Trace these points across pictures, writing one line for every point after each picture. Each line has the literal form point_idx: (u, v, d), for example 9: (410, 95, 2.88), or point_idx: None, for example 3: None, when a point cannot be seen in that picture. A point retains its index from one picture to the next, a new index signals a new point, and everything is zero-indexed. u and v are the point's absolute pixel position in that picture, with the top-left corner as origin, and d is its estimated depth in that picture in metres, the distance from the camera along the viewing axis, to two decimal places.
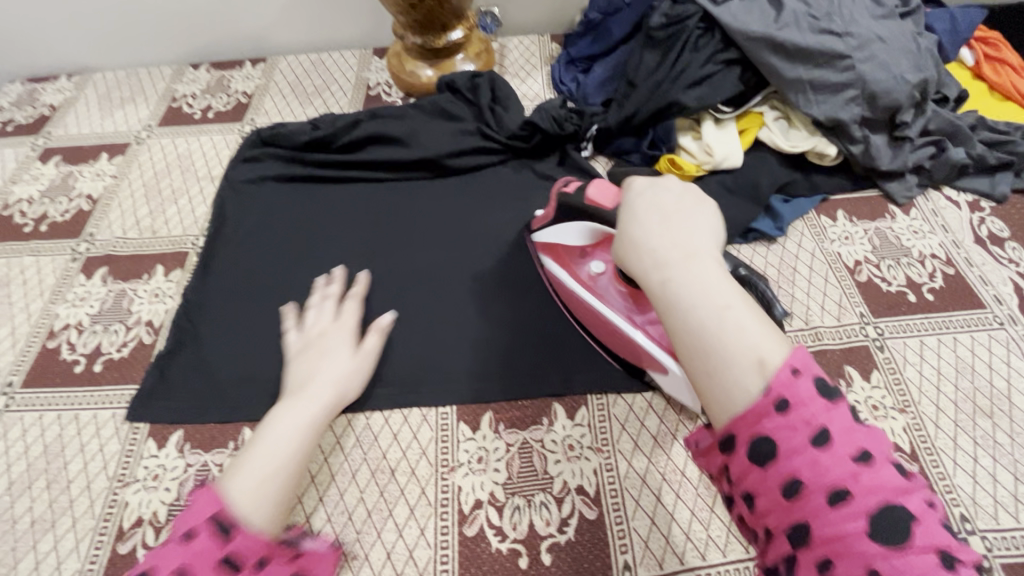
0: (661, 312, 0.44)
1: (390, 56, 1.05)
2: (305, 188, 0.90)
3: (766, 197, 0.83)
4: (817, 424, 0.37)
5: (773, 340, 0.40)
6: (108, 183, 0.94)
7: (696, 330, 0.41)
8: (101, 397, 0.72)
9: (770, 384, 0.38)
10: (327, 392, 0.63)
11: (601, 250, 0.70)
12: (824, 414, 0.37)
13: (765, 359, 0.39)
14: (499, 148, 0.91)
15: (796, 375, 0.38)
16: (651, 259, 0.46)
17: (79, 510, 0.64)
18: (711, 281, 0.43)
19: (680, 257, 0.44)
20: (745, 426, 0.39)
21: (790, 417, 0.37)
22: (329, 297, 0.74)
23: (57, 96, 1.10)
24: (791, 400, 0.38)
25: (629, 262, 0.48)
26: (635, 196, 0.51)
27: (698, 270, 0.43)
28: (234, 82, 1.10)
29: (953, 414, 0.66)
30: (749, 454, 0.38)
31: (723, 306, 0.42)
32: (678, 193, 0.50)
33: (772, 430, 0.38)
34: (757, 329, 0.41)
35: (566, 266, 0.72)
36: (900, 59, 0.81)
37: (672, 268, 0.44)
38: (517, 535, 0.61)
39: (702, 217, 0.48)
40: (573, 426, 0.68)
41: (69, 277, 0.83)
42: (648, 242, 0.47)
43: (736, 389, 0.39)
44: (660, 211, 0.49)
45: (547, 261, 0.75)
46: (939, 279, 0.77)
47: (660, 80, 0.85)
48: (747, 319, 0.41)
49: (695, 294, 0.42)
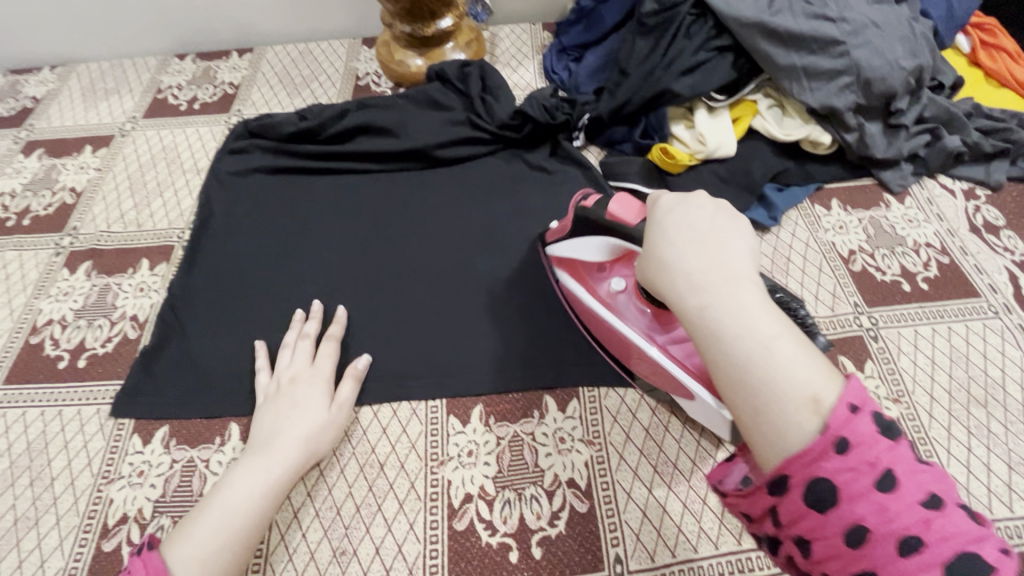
0: (700, 341, 0.40)
1: (379, 46, 1.03)
2: (293, 180, 0.89)
3: (759, 186, 0.82)
4: (881, 466, 0.35)
5: (824, 374, 0.38)
6: (92, 176, 0.93)
7: (742, 364, 0.38)
8: (86, 393, 0.71)
9: (827, 423, 0.36)
10: (293, 451, 0.60)
11: (621, 267, 0.66)
12: (888, 454, 0.35)
13: (819, 396, 0.37)
14: (490, 138, 0.90)
15: (855, 413, 0.36)
16: (686, 282, 0.41)
17: (62, 508, 0.63)
18: (756, 309, 0.39)
19: (720, 280, 0.40)
20: (800, 466, 0.36)
21: (851, 458, 0.35)
22: (306, 337, 0.70)
23: (40, 88, 1.08)
24: (852, 439, 0.35)
25: (660, 285, 0.43)
26: (662, 214, 0.46)
27: (740, 298, 0.40)
28: (220, 73, 1.08)
29: (947, 404, 0.66)
30: (804, 497, 0.36)
31: (770, 337, 0.38)
32: (708, 207, 0.45)
33: (831, 472, 0.35)
34: (806, 362, 0.38)
35: (584, 283, 0.68)
36: (896, 45, 0.80)
37: (712, 293, 0.40)
38: (507, 529, 0.60)
39: (737, 233, 0.43)
40: (565, 419, 0.67)
41: (52, 272, 0.82)
42: (682, 264, 0.42)
43: (787, 427, 0.37)
44: (692, 228, 0.44)
45: (563, 278, 0.72)
46: (933, 268, 0.77)
47: (652, 67, 0.84)
48: (796, 352, 0.38)
49: (739, 325, 0.39)
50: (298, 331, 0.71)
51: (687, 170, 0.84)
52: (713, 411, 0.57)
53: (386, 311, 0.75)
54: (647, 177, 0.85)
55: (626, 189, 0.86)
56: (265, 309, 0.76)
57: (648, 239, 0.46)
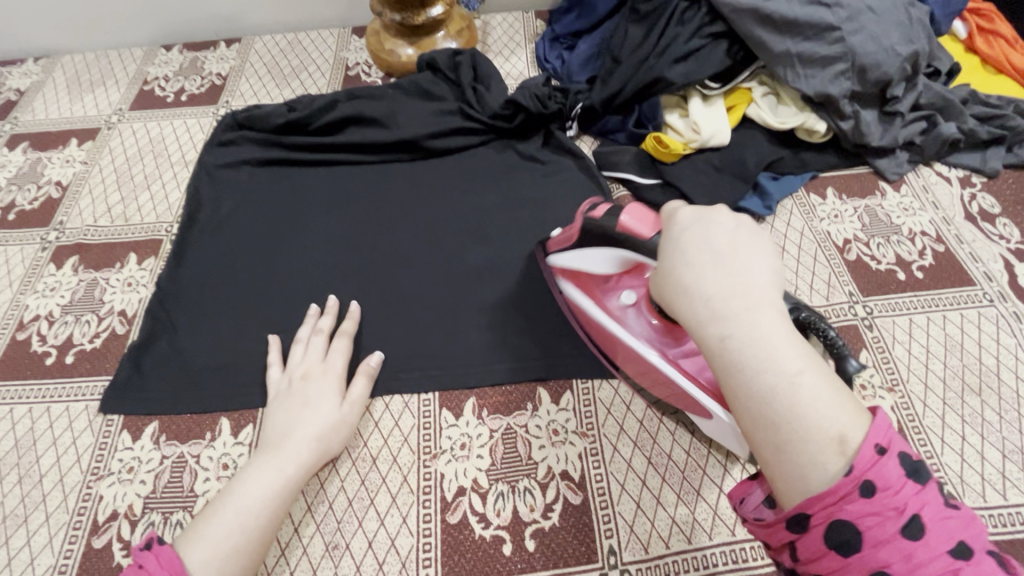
0: (720, 370, 0.39)
1: (369, 35, 1.02)
2: (281, 171, 0.87)
3: (754, 175, 0.81)
4: (907, 512, 0.34)
5: (849, 411, 0.37)
6: (78, 170, 0.91)
7: (765, 399, 0.37)
8: (74, 389, 0.70)
9: (852, 465, 0.35)
10: (305, 450, 0.60)
11: (629, 278, 0.61)
12: (915, 499, 0.35)
13: (845, 435, 0.36)
14: (481, 128, 0.89)
15: (882, 455, 0.36)
16: (705, 309, 0.40)
17: (51, 505, 0.62)
18: (780, 341, 0.38)
19: (743, 308, 0.39)
20: (821, 508, 0.36)
21: (876, 502, 0.35)
22: (319, 332, 0.69)
23: (24, 80, 1.06)
24: (879, 483, 0.35)
25: (678, 308, 0.42)
26: (680, 233, 0.44)
27: (765, 329, 0.38)
28: (207, 63, 1.06)
29: (942, 393, 0.66)
30: (826, 538, 0.36)
31: (795, 372, 0.37)
32: (728, 223, 0.43)
33: (855, 516, 0.35)
34: (832, 398, 0.37)
35: (590, 296, 0.64)
36: (892, 30, 0.78)
37: (734, 322, 0.39)
38: (500, 521, 0.60)
39: (760, 254, 0.41)
40: (558, 411, 0.67)
41: (38, 267, 0.81)
42: (701, 289, 0.40)
43: (810, 465, 0.36)
44: (714, 249, 0.42)
45: (568, 288, 0.68)
46: (928, 257, 0.76)
47: (645, 55, 0.83)
48: (822, 387, 0.37)
49: (764, 360, 0.37)
50: (312, 327, 0.71)
51: (681, 159, 0.83)
52: (732, 433, 0.53)
53: (378, 305, 0.74)
54: (641, 166, 0.84)
55: (620, 179, 0.85)
56: (256, 303, 0.75)
57: (664, 258, 0.44)
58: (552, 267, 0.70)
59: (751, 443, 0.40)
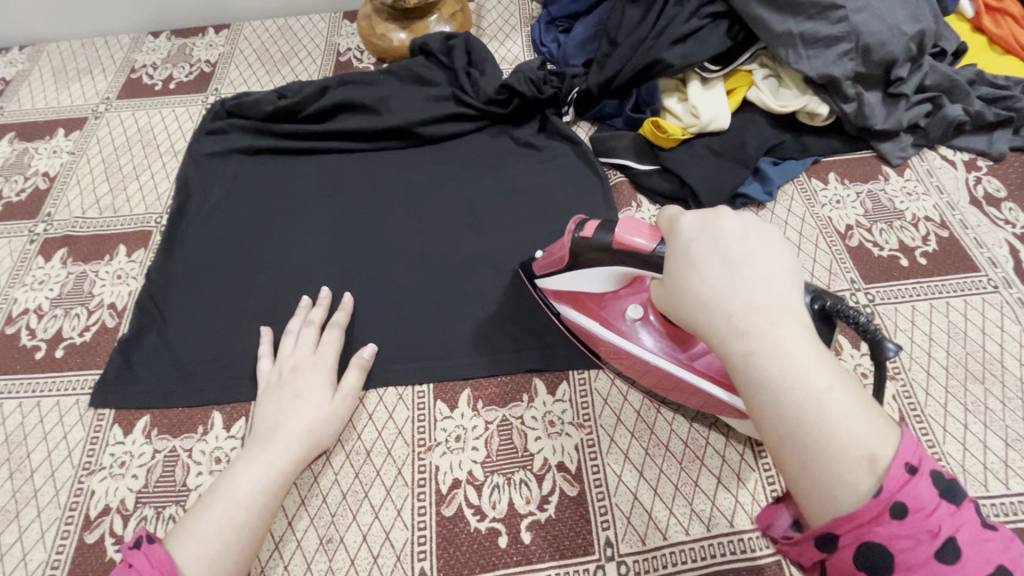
0: (746, 387, 0.39)
1: (361, 19, 0.99)
2: (272, 160, 0.86)
3: (754, 160, 0.79)
4: (942, 535, 0.35)
5: (878, 432, 0.37)
6: (66, 161, 0.90)
7: (791, 417, 0.37)
8: (64, 383, 0.69)
9: (883, 485, 0.36)
10: (295, 444, 0.59)
11: (625, 293, 0.60)
12: (949, 521, 0.35)
13: (874, 454, 0.36)
14: (475, 113, 0.87)
15: (912, 475, 0.36)
16: (727, 323, 0.39)
17: (43, 501, 0.62)
18: (808, 357, 0.37)
19: (766, 323, 0.38)
20: (850, 529, 0.36)
21: (910, 525, 0.35)
22: (310, 324, 0.68)
23: (9, 69, 1.04)
24: (912, 505, 0.35)
25: (696, 322, 0.42)
26: (687, 245, 0.44)
27: (792, 345, 0.38)
28: (196, 50, 1.04)
29: (945, 381, 0.64)
30: (857, 560, 0.36)
31: (824, 390, 0.37)
32: (737, 229, 0.42)
33: (888, 538, 0.35)
34: (860, 414, 0.37)
35: (594, 315, 0.62)
36: (897, 9, 0.76)
37: (758, 337, 0.38)
38: (496, 514, 0.59)
39: (775, 261, 0.41)
40: (554, 402, 0.66)
41: (27, 260, 0.79)
42: (721, 303, 0.40)
43: (840, 485, 0.36)
44: (727, 258, 0.41)
45: (568, 311, 0.65)
46: (932, 243, 0.75)
47: (643, 37, 0.81)
48: (850, 402, 0.37)
49: (790, 377, 0.37)
50: (303, 318, 0.69)
51: (680, 145, 0.81)
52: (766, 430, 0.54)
53: (371, 296, 0.73)
54: (639, 151, 0.82)
55: (617, 166, 0.83)
56: (248, 295, 0.73)
57: (676, 270, 0.44)
58: (545, 289, 0.67)
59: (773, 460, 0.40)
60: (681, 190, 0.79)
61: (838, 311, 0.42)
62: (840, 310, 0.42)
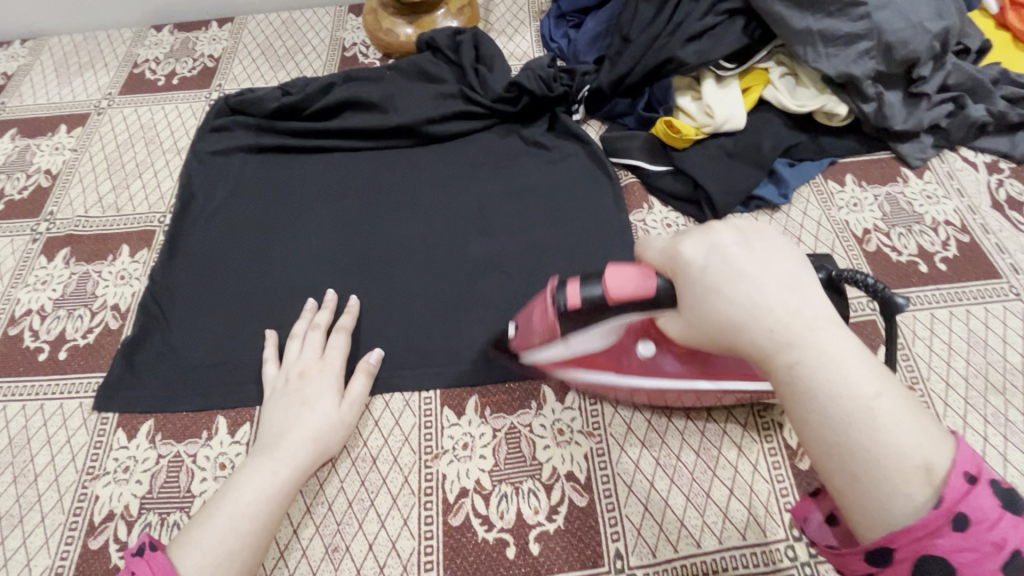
0: (793, 402, 0.39)
1: (367, 13, 0.97)
2: (276, 159, 0.84)
3: (770, 161, 0.77)
4: (1005, 547, 0.34)
5: (928, 434, 0.36)
6: (68, 158, 0.88)
7: (842, 428, 0.37)
8: (67, 385, 0.68)
9: (941, 495, 0.35)
10: (301, 451, 0.58)
11: (625, 337, 0.56)
12: (1013, 533, 0.35)
13: (931, 462, 0.36)
14: (484, 112, 0.85)
15: (973, 484, 0.35)
16: (767, 339, 0.39)
17: (47, 506, 0.61)
18: (851, 362, 0.37)
19: (804, 333, 0.38)
20: (909, 542, 0.36)
21: (972, 538, 0.35)
22: (316, 328, 0.67)
23: (11, 64, 1.03)
24: (974, 517, 0.35)
25: (730, 341, 0.41)
26: (699, 270, 0.42)
27: (835, 354, 0.38)
28: (199, 45, 1.02)
29: (964, 392, 0.63)
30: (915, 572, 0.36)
31: (872, 396, 0.37)
32: (746, 240, 0.42)
33: (949, 551, 0.35)
34: (910, 416, 0.37)
35: (607, 368, 0.58)
36: (921, 6, 0.74)
37: (800, 348, 0.38)
38: (504, 524, 0.58)
39: (793, 270, 0.41)
40: (563, 410, 0.64)
41: (29, 260, 0.78)
42: (757, 320, 0.39)
43: (897, 496, 0.36)
44: (747, 274, 0.40)
45: (575, 372, 0.60)
46: (953, 248, 0.73)
47: (657, 34, 0.79)
48: (898, 406, 0.37)
49: (836, 388, 0.37)
50: (308, 322, 0.68)
51: (693, 145, 0.79)
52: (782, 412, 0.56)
53: (377, 300, 0.72)
54: (651, 152, 0.80)
55: (629, 166, 0.82)
56: (252, 298, 0.72)
57: (695, 292, 0.42)
58: (537, 363, 0.61)
59: (822, 474, 0.39)
60: (694, 192, 0.77)
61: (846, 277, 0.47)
62: (848, 276, 0.47)
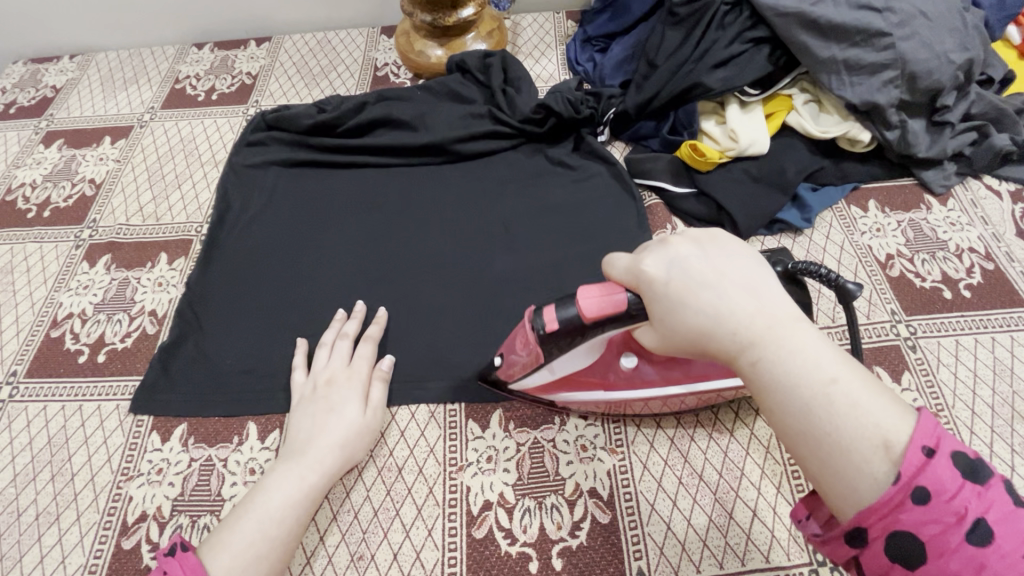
0: (759, 395, 0.41)
1: (399, 35, 1.01)
2: (311, 173, 0.87)
3: (794, 186, 0.78)
4: (969, 517, 0.35)
5: (889, 413, 0.38)
6: (111, 168, 0.92)
7: (803, 415, 0.39)
8: (105, 388, 0.71)
9: (900, 470, 0.36)
10: (328, 457, 0.59)
11: (607, 353, 0.58)
12: (976, 503, 0.35)
13: (889, 439, 0.37)
14: (511, 132, 0.87)
15: (930, 457, 0.36)
16: (730, 340, 0.42)
17: (82, 505, 0.63)
18: (806, 352, 0.40)
19: (765, 327, 0.41)
20: (878, 520, 0.36)
21: (934, 509, 0.35)
22: (345, 336, 0.69)
23: (60, 77, 1.08)
24: (933, 489, 0.35)
25: (702, 347, 0.43)
26: (664, 287, 0.44)
27: (794, 346, 0.40)
28: (238, 62, 1.06)
29: (991, 420, 0.62)
30: (888, 551, 0.36)
31: (827, 382, 0.39)
32: (701, 250, 0.45)
33: (915, 525, 0.35)
34: (869, 397, 0.38)
35: (594, 386, 0.60)
36: (946, 37, 0.75)
37: (760, 344, 0.40)
38: (527, 538, 0.59)
39: (749, 274, 0.44)
40: (586, 426, 0.65)
41: (72, 265, 0.82)
42: (722, 324, 0.42)
43: (863, 477, 0.37)
44: (705, 283, 0.43)
45: (564, 394, 0.62)
46: (977, 275, 0.73)
47: (683, 60, 0.81)
48: (855, 388, 0.38)
49: (796, 376, 0.39)
50: (337, 331, 0.70)
51: (717, 167, 0.80)
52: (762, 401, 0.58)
53: (404, 313, 0.74)
54: (675, 175, 0.82)
55: (653, 188, 0.83)
56: (283, 305, 0.75)
57: (662, 306, 0.45)
58: (526, 391, 0.64)
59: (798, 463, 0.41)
60: (718, 215, 0.79)
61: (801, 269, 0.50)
62: (801, 268, 0.50)
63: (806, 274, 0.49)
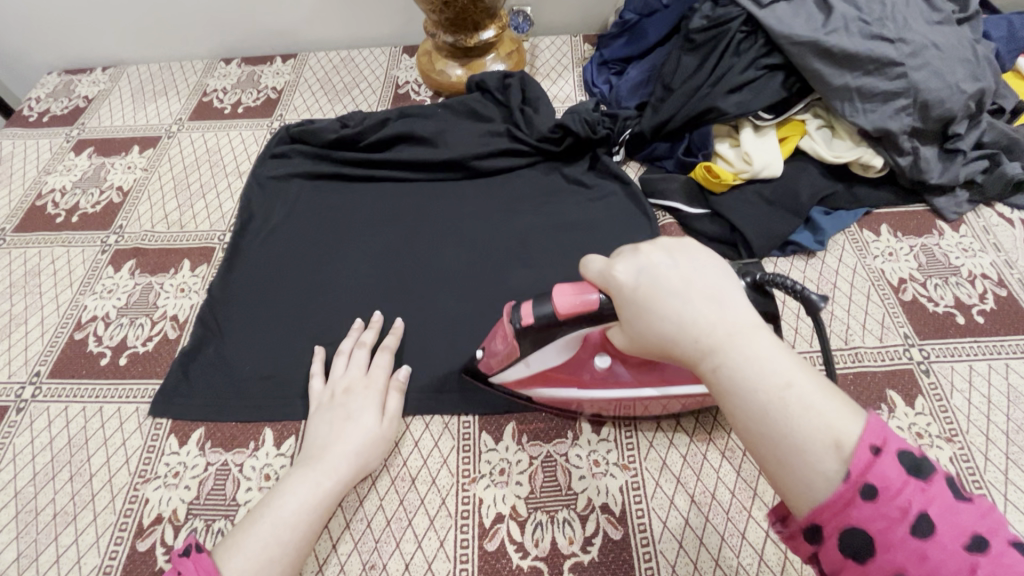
0: (720, 397, 0.43)
1: (422, 55, 1.04)
2: (331, 185, 0.90)
3: (807, 209, 0.79)
4: (913, 512, 0.36)
5: (842, 415, 0.39)
6: (139, 176, 0.95)
7: (761, 417, 0.40)
8: (126, 390, 0.72)
9: (848, 468, 0.37)
10: (343, 464, 0.60)
11: (583, 351, 0.59)
12: (920, 497, 0.36)
13: (840, 439, 0.38)
14: (528, 150, 0.89)
15: (877, 455, 0.37)
16: (693, 345, 0.43)
17: (99, 505, 0.64)
18: (765, 358, 0.41)
19: (726, 334, 0.42)
20: (830, 516, 0.38)
21: (880, 505, 0.36)
22: (362, 345, 0.70)
23: (92, 88, 1.11)
24: (879, 486, 0.37)
25: (668, 352, 0.45)
26: (632, 292, 0.46)
27: (752, 351, 0.41)
28: (264, 77, 1.09)
29: (1006, 447, 0.62)
30: (840, 546, 0.38)
31: (783, 386, 0.40)
32: (670, 258, 0.46)
33: (863, 521, 0.37)
34: (822, 400, 0.40)
35: (569, 385, 0.62)
36: (957, 68, 0.77)
37: (721, 350, 0.42)
38: (538, 552, 0.59)
39: (714, 283, 0.45)
40: (599, 441, 0.66)
41: (98, 269, 0.84)
42: (685, 331, 0.43)
43: (814, 475, 0.38)
44: (672, 291, 0.44)
45: (541, 390, 0.63)
46: (990, 301, 0.73)
47: (699, 85, 0.83)
48: (809, 391, 0.40)
49: (754, 380, 0.40)
50: (355, 339, 0.71)
51: (731, 189, 0.82)
52: None
53: (419, 324, 0.75)
54: (689, 195, 0.83)
55: (668, 208, 0.84)
56: (300, 313, 0.76)
57: (632, 312, 0.46)
58: (506, 390, 0.66)
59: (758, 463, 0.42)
60: (732, 235, 0.80)
61: (768, 280, 0.51)
62: (768, 279, 0.51)
63: (774, 285, 0.51)
